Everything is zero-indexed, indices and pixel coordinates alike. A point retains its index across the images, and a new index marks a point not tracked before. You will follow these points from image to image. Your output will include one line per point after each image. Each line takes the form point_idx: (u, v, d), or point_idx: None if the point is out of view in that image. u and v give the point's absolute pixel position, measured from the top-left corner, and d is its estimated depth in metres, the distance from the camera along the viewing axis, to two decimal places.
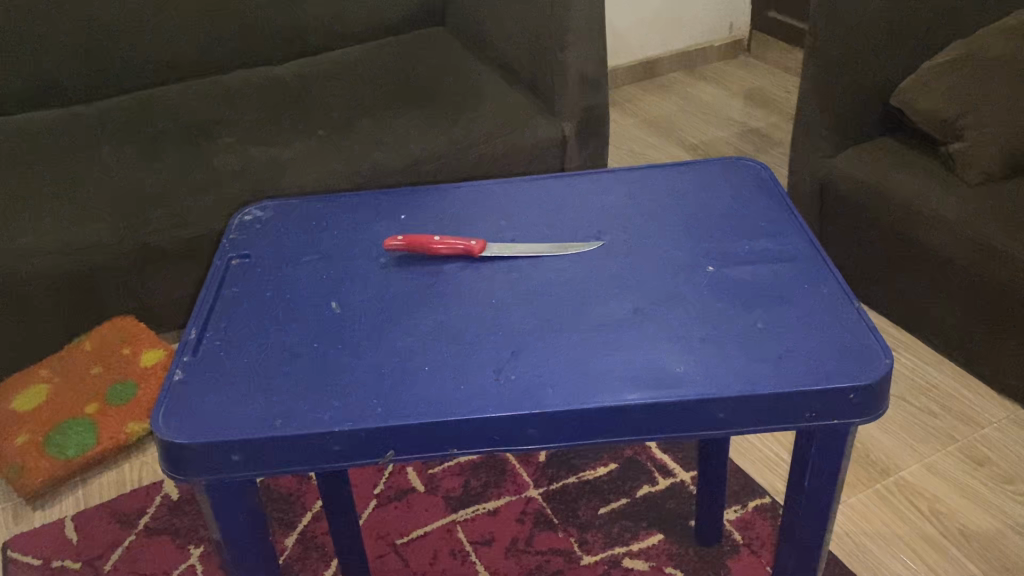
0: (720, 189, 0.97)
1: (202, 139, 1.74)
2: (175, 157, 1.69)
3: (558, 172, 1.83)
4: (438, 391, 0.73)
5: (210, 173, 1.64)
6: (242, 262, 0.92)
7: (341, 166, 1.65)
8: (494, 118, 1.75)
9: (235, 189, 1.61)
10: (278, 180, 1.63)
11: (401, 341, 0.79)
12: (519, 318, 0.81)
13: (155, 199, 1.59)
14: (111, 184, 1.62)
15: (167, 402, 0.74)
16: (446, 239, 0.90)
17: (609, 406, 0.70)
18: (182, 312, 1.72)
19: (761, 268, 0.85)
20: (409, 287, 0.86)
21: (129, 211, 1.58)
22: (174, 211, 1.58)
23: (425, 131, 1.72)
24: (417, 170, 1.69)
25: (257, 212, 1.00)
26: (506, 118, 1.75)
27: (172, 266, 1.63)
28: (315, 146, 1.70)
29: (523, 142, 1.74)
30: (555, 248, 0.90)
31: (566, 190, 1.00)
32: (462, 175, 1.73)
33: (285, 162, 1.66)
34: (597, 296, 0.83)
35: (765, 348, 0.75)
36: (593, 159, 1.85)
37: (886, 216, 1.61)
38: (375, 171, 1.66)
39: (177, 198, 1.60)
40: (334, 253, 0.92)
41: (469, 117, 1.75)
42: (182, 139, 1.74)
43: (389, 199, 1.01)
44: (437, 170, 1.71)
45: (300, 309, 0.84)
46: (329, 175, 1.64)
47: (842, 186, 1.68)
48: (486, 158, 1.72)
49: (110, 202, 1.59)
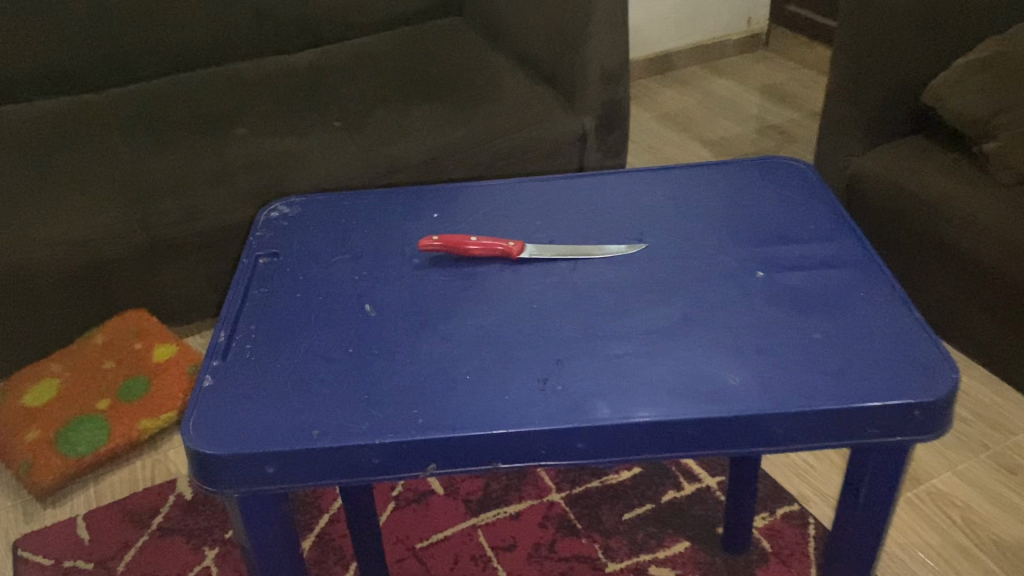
0: (764, 190, 0.94)
1: (216, 130, 1.70)
2: (189, 148, 1.65)
3: (578, 168, 1.79)
4: (481, 401, 0.70)
5: (225, 165, 1.61)
6: (270, 261, 0.89)
7: (359, 160, 1.61)
8: (513, 111, 1.71)
9: (251, 181, 1.58)
10: (294, 173, 1.59)
11: (439, 346, 0.76)
12: (562, 323, 0.77)
13: (170, 190, 1.56)
14: (124, 175, 1.59)
15: (199, 409, 0.71)
16: (483, 240, 0.86)
17: (661, 421, 0.67)
18: (196, 306, 1.69)
19: (813, 275, 0.81)
20: (445, 290, 0.83)
21: (143, 203, 1.54)
22: (188, 203, 1.54)
23: (444, 123, 1.68)
24: (437, 165, 1.65)
25: (283, 208, 0.97)
26: (525, 112, 1.71)
27: (186, 259, 1.60)
28: (333, 139, 1.66)
29: (544, 135, 1.70)
30: (596, 249, 0.86)
31: (602, 189, 0.96)
32: (480, 171, 1.70)
33: (302, 154, 1.62)
34: (643, 302, 0.79)
35: (823, 359, 0.72)
36: (613, 152, 1.81)
37: (915, 217, 1.57)
38: (393, 164, 1.62)
39: (192, 190, 1.56)
40: (365, 253, 0.89)
41: (487, 109, 1.71)
42: (196, 129, 1.71)
43: (418, 196, 0.97)
44: (457, 163, 1.67)
45: (332, 311, 0.81)
46: (347, 169, 1.60)
47: (869, 186, 1.65)
48: (506, 152, 1.69)
49: (124, 193, 1.55)
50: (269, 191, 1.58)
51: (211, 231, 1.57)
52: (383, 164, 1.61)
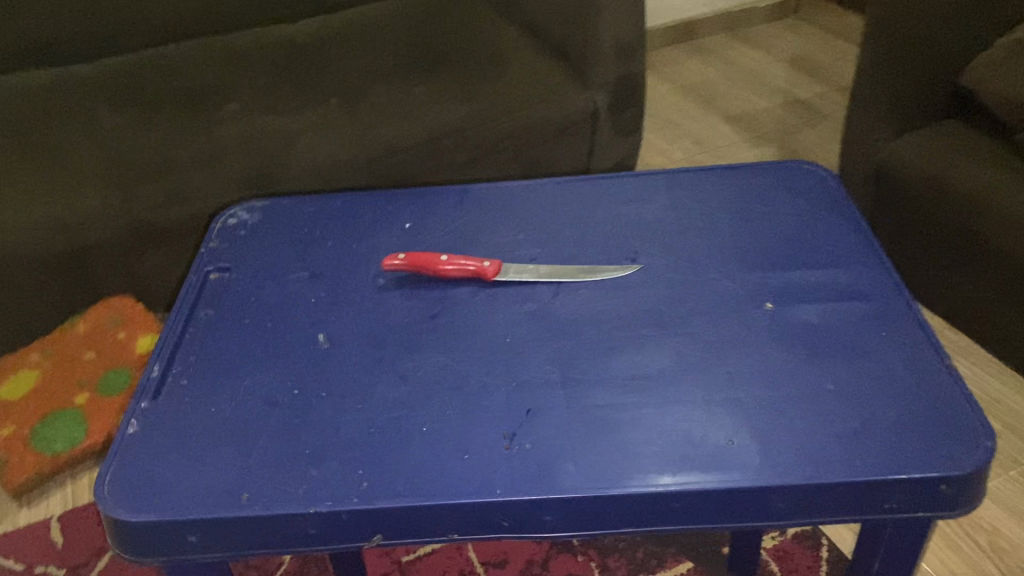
0: (777, 203, 0.83)
1: (201, 107, 1.59)
2: (177, 126, 1.54)
3: (591, 148, 1.66)
4: (438, 460, 0.61)
5: (210, 145, 1.48)
6: (221, 277, 0.80)
7: (352, 139, 1.48)
8: (520, 86, 1.58)
9: (240, 162, 1.45)
10: (284, 154, 1.46)
11: (396, 390, 0.66)
12: (539, 363, 0.68)
13: (157, 172, 1.44)
14: (108, 155, 1.48)
15: (119, 462, 0.62)
16: (456, 258, 0.76)
17: (644, 492, 0.58)
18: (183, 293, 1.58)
19: (830, 308, 0.71)
20: (409, 319, 0.73)
21: (123, 186, 1.42)
22: (175, 185, 1.42)
23: (444, 101, 1.55)
24: (437, 149, 1.52)
25: (243, 213, 0.88)
26: (532, 87, 1.58)
27: (167, 246, 1.47)
28: (324, 117, 1.53)
29: (552, 113, 1.56)
30: (583, 271, 0.76)
31: (596, 197, 0.86)
32: (485, 152, 1.56)
33: (292, 134, 1.49)
34: (632, 340, 0.69)
35: (836, 418, 0.62)
36: (629, 129, 1.70)
37: (945, 210, 1.44)
38: (390, 146, 1.49)
39: (178, 172, 1.44)
40: (326, 271, 0.79)
41: (490, 86, 1.58)
42: (185, 106, 1.59)
43: (391, 202, 0.88)
44: (459, 146, 1.54)
45: (282, 341, 0.72)
46: (340, 149, 1.47)
47: (899, 176, 1.51)
48: (512, 130, 1.55)
49: (106, 175, 1.44)
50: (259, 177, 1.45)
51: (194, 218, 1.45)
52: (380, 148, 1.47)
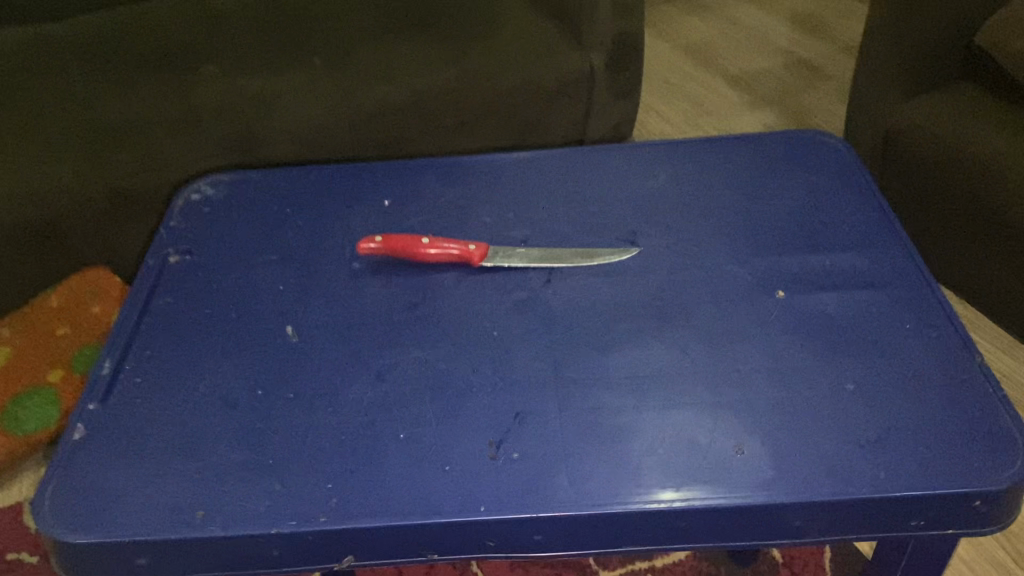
0: (788, 177, 0.76)
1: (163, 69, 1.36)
2: (144, 88, 1.30)
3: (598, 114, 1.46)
4: (415, 471, 0.55)
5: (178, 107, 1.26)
6: (181, 260, 0.73)
7: (336, 103, 1.27)
8: (519, 45, 1.38)
9: (220, 126, 1.23)
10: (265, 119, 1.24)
11: (370, 391, 0.60)
12: (528, 359, 0.62)
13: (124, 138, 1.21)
14: (62, 121, 1.24)
15: (60, 473, 0.56)
16: (438, 241, 0.69)
17: (644, 510, 0.52)
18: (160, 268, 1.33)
19: (847, 297, 0.65)
20: (386, 309, 0.67)
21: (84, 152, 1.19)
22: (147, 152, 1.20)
23: (435, 60, 1.34)
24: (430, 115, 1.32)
25: (207, 189, 0.81)
26: (531, 45, 1.38)
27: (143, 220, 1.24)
28: (305, 74, 1.30)
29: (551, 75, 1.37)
30: (577, 255, 0.70)
31: (592, 171, 0.79)
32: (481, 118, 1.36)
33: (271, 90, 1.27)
34: (632, 335, 0.63)
35: (858, 422, 0.56)
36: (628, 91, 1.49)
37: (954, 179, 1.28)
38: (377, 112, 1.29)
39: (149, 137, 1.21)
40: (297, 254, 0.73)
41: (488, 42, 1.38)
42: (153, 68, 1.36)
43: (370, 176, 0.81)
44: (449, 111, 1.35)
45: (248, 332, 0.66)
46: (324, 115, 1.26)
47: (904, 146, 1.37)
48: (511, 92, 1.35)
49: (62, 141, 1.20)
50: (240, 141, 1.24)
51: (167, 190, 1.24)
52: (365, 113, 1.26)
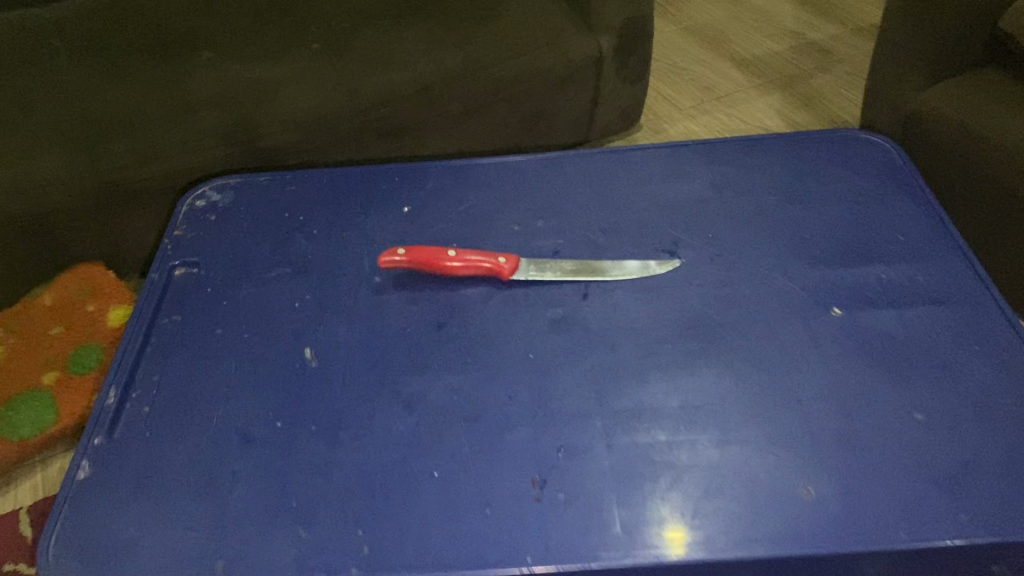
0: (834, 182, 0.71)
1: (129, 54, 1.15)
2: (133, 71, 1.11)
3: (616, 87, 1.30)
4: (454, 516, 0.50)
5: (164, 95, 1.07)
6: (188, 273, 0.68)
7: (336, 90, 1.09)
8: (530, 22, 1.20)
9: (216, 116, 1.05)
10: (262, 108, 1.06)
11: (399, 423, 0.55)
12: (568, 386, 0.57)
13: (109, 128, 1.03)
14: (38, 109, 1.05)
15: (67, 516, 0.52)
16: (465, 254, 0.65)
17: (706, 561, 0.47)
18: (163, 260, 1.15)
19: (909, 316, 0.60)
20: (411, 329, 0.62)
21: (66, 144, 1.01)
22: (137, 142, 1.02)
23: (448, 37, 1.16)
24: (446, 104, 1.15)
25: (213, 195, 0.75)
26: (542, 23, 1.20)
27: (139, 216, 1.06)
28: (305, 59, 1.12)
29: (564, 58, 1.20)
30: (615, 269, 0.65)
31: (624, 174, 0.74)
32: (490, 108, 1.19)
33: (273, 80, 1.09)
34: (680, 362, 0.58)
35: (929, 458, 0.52)
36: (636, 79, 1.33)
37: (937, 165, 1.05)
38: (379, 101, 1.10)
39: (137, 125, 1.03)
40: (312, 267, 0.68)
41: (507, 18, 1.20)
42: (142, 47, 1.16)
43: (386, 179, 0.76)
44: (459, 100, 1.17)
45: (263, 356, 0.61)
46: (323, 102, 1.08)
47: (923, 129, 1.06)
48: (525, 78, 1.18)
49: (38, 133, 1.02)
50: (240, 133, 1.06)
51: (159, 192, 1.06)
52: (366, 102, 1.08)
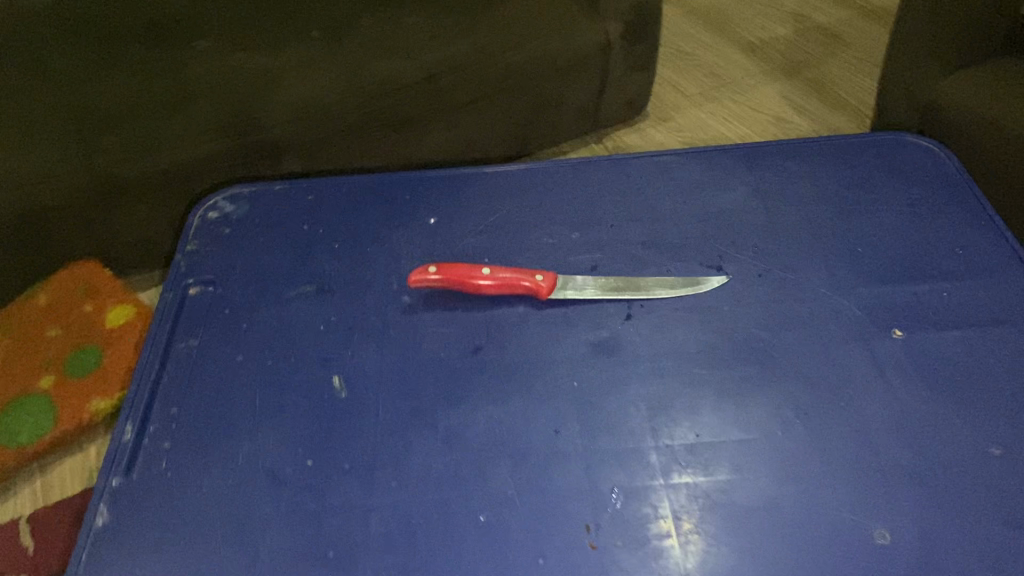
0: (883, 190, 0.68)
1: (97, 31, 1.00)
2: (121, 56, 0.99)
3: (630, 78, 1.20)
4: (502, 567, 0.47)
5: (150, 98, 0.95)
6: (204, 293, 0.64)
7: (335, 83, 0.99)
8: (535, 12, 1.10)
9: (213, 113, 0.94)
10: (261, 105, 0.96)
11: (438, 460, 0.52)
12: (616, 419, 0.54)
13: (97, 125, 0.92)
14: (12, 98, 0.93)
15: (88, 568, 0.49)
16: (499, 271, 0.61)
17: None
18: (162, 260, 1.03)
19: (976, 337, 0.57)
20: (445, 353, 0.58)
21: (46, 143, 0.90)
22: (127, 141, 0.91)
23: (458, 31, 1.06)
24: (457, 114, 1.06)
25: (226, 205, 0.71)
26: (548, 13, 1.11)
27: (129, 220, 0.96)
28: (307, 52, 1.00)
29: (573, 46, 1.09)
30: (659, 285, 0.61)
31: (661, 180, 0.70)
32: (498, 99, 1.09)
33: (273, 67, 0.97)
34: (735, 390, 0.55)
35: (1008, 497, 0.49)
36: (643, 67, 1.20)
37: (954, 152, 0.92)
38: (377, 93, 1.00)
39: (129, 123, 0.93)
40: (335, 284, 0.64)
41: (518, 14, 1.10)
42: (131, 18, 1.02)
43: (408, 188, 0.71)
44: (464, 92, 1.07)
45: (289, 383, 0.57)
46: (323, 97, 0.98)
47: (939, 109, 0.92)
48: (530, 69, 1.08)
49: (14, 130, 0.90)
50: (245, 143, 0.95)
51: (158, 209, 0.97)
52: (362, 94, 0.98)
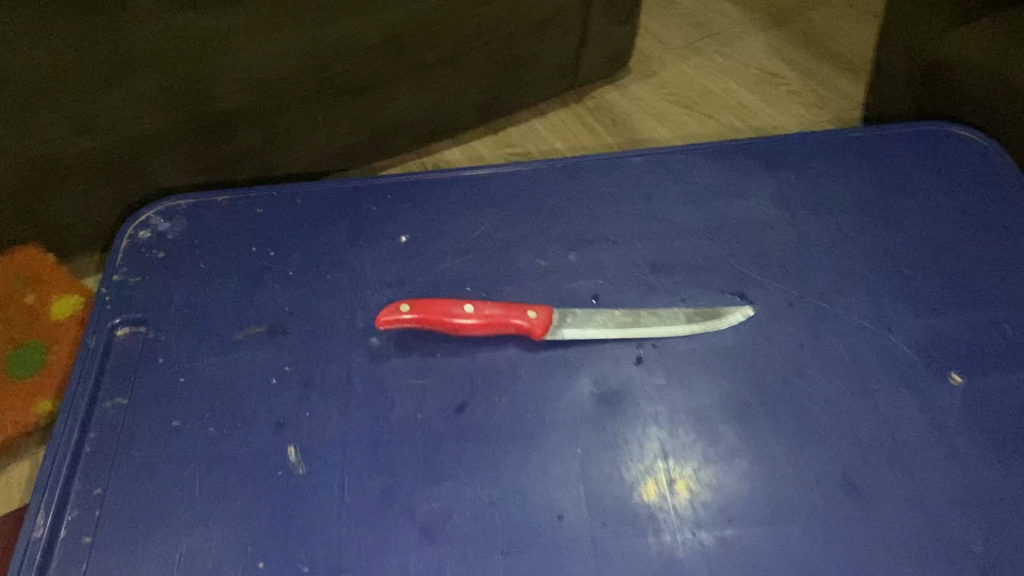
0: (927, 194, 0.58)
1: None
2: None
3: (613, 29, 1.07)
4: None
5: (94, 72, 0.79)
6: (134, 336, 0.54)
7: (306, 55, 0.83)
8: None
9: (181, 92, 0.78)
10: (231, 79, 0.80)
11: (417, 559, 0.43)
12: (626, 499, 0.45)
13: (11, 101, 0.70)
14: None
15: None
16: (484, 309, 0.51)
17: None
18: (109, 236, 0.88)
19: None
20: (423, 413, 0.49)
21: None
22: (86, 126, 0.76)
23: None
24: (430, 89, 0.96)
25: (159, 221, 0.61)
26: None
27: (70, 197, 0.81)
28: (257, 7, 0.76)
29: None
30: (672, 321, 0.52)
31: (669, 183, 0.61)
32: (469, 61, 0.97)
33: (227, 36, 0.75)
34: (767, 460, 0.46)
35: None
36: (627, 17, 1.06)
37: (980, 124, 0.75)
38: (336, 61, 0.85)
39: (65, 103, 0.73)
40: (289, 322, 0.54)
41: None
42: None
43: (374, 199, 0.61)
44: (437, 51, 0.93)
45: (236, 455, 0.48)
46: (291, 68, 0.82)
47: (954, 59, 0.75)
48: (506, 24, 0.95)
49: None
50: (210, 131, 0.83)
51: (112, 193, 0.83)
52: (324, 68, 0.85)
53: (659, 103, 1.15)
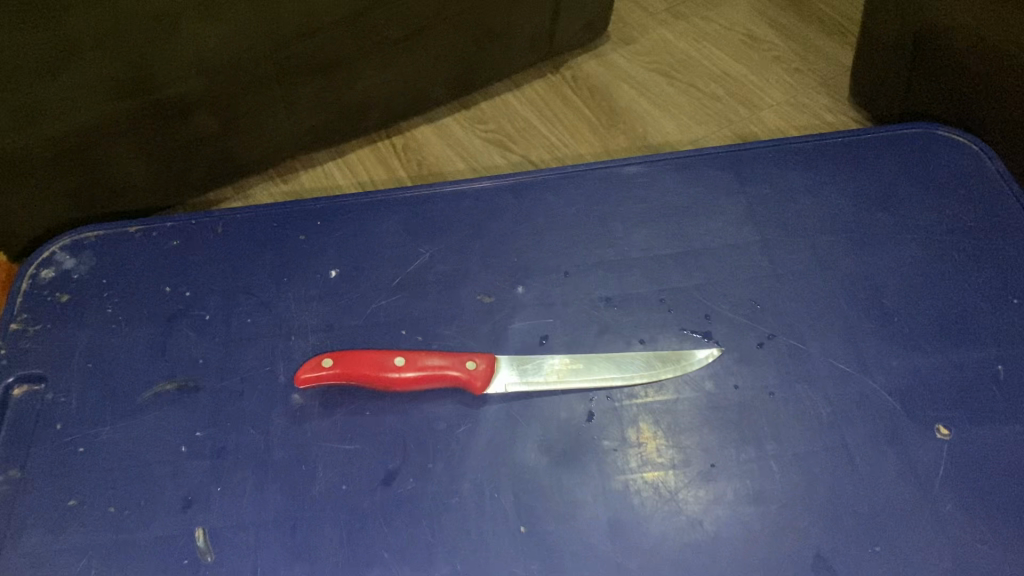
0: (910, 212, 0.53)
1: None
2: None
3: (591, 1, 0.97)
4: None
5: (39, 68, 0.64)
6: (32, 396, 0.49)
7: (270, 37, 0.72)
8: None
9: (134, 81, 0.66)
10: (192, 66, 0.69)
11: None
12: None
13: None
14: None
15: None
16: (418, 361, 0.46)
17: None
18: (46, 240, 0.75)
19: None
20: (347, 485, 0.44)
21: None
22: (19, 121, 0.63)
23: None
24: (400, 67, 0.85)
25: (64, 257, 0.55)
26: None
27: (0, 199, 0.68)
28: None
29: None
30: (628, 367, 0.46)
31: (628, 201, 0.55)
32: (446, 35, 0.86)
33: (176, 16, 0.64)
34: (735, 537, 0.41)
35: None
36: None
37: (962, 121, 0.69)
38: (302, 41, 0.74)
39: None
40: (204, 377, 0.48)
41: None
42: None
43: (303, 226, 0.55)
44: (411, 25, 0.82)
45: (139, 539, 0.43)
46: (253, 50, 0.71)
47: (938, 44, 0.68)
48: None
49: None
50: (164, 120, 0.72)
51: (51, 194, 0.71)
52: (288, 49, 0.74)
53: (639, 75, 1.01)
